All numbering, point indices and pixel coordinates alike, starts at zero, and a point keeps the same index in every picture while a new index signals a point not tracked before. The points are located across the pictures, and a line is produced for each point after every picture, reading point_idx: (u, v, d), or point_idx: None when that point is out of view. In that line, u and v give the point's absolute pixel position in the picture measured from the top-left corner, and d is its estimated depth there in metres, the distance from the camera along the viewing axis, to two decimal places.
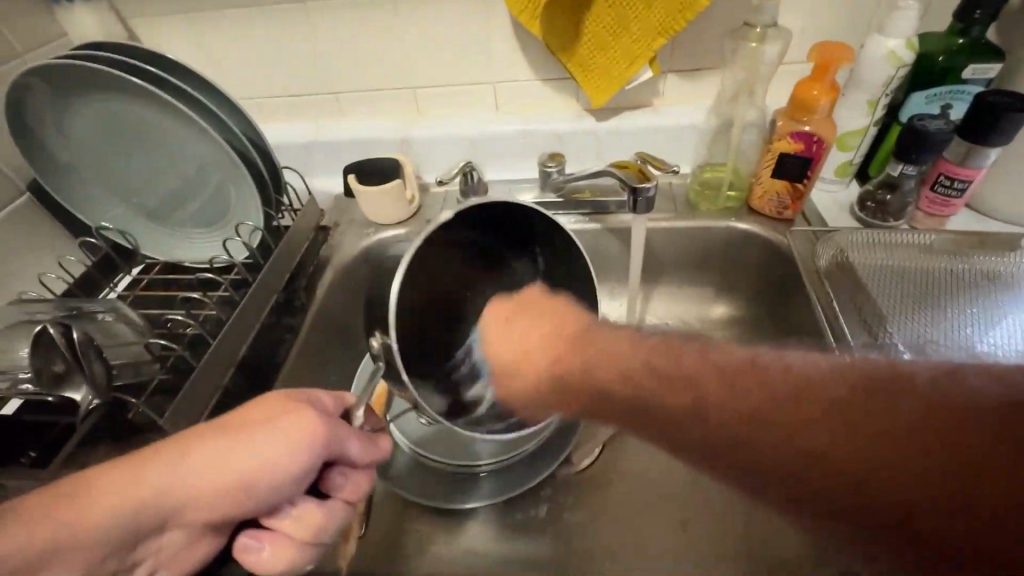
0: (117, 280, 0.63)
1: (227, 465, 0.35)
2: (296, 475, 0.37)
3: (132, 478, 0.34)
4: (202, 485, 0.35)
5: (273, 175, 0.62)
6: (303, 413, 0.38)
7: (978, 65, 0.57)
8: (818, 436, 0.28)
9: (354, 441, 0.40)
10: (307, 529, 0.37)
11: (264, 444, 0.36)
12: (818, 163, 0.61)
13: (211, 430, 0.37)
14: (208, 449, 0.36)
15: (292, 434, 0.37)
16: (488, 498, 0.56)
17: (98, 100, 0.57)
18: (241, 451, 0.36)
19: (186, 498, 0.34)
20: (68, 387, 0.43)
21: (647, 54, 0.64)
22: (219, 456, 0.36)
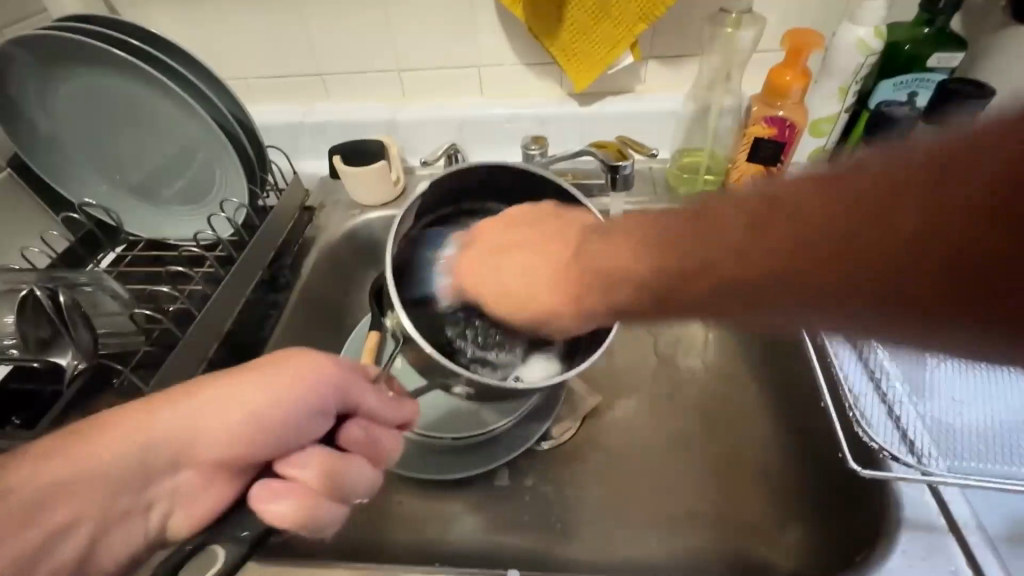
0: (100, 256, 0.63)
1: (211, 410, 0.37)
2: (303, 421, 0.38)
3: (151, 417, 0.36)
4: (211, 426, 0.36)
5: (257, 152, 0.62)
6: (312, 357, 0.40)
7: (942, 54, 0.60)
8: (849, 231, 0.26)
9: (374, 395, 0.42)
10: (324, 479, 0.37)
11: (250, 390, 0.37)
12: (790, 147, 0.64)
13: (220, 373, 0.38)
14: (217, 388, 0.37)
15: (276, 382, 0.38)
16: (474, 467, 0.57)
17: (82, 73, 0.57)
18: (225, 399, 0.37)
19: (193, 437, 0.36)
20: (57, 352, 0.44)
21: (628, 40, 0.65)
22: (205, 403, 0.37)
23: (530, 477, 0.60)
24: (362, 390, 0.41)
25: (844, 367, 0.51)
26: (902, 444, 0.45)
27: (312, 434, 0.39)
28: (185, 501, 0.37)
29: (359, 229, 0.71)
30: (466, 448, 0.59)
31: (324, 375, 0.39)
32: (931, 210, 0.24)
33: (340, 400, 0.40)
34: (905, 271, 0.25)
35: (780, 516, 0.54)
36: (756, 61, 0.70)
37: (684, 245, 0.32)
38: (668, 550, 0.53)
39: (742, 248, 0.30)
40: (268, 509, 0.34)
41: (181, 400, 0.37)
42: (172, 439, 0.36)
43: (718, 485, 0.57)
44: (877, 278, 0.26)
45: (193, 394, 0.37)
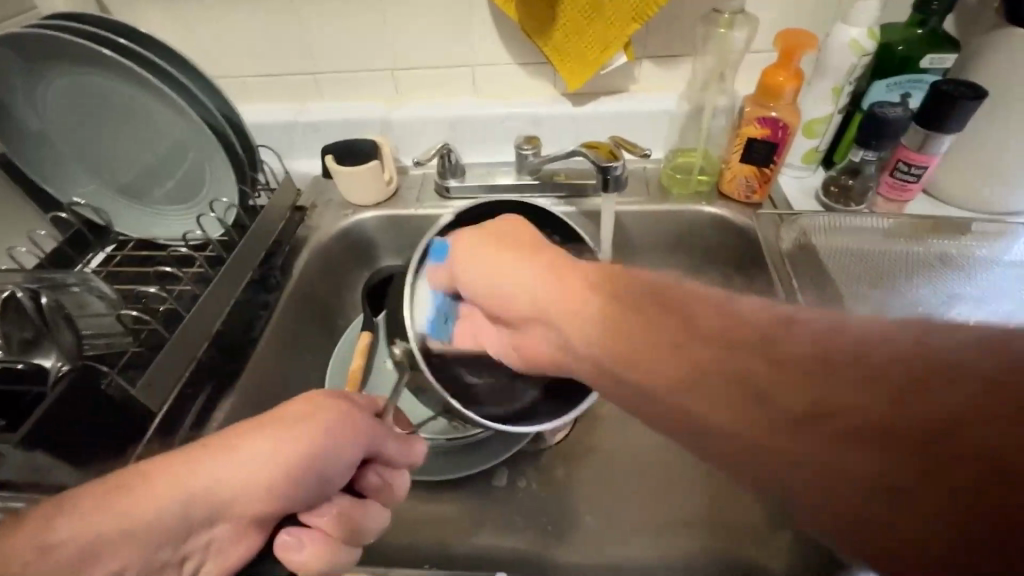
0: (90, 256, 0.63)
1: (214, 477, 0.35)
2: (336, 467, 0.38)
3: (190, 473, 0.35)
4: (248, 480, 0.35)
5: (247, 151, 0.62)
6: (319, 403, 0.39)
7: (935, 55, 0.60)
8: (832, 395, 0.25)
9: (393, 439, 0.42)
10: (343, 529, 0.38)
11: (260, 454, 0.36)
12: (784, 148, 0.63)
13: (249, 424, 0.38)
14: (249, 439, 0.37)
15: (283, 439, 0.37)
16: (472, 467, 0.58)
17: (69, 72, 0.56)
18: (228, 465, 0.35)
19: (230, 492, 0.35)
20: (40, 353, 0.44)
21: (621, 39, 0.65)
22: (208, 469, 0.35)
23: (522, 478, 0.59)
24: (384, 435, 0.41)
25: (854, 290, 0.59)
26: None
27: (339, 483, 0.39)
28: (221, 553, 0.35)
29: (352, 229, 0.71)
30: (461, 448, 0.60)
31: (354, 421, 0.40)
32: (918, 411, 0.23)
33: (368, 443, 0.40)
34: (868, 460, 0.24)
35: (772, 518, 0.54)
36: (750, 61, 0.70)
37: (652, 351, 0.31)
38: (661, 551, 0.53)
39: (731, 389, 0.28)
40: (292, 556, 0.36)
41: (213, 454, 0.36)
42: (207, 498, 0.35)
43: (710, 486, 0.57)
44: (834, 450, 0.25)
45: (225, 448, 0.36)
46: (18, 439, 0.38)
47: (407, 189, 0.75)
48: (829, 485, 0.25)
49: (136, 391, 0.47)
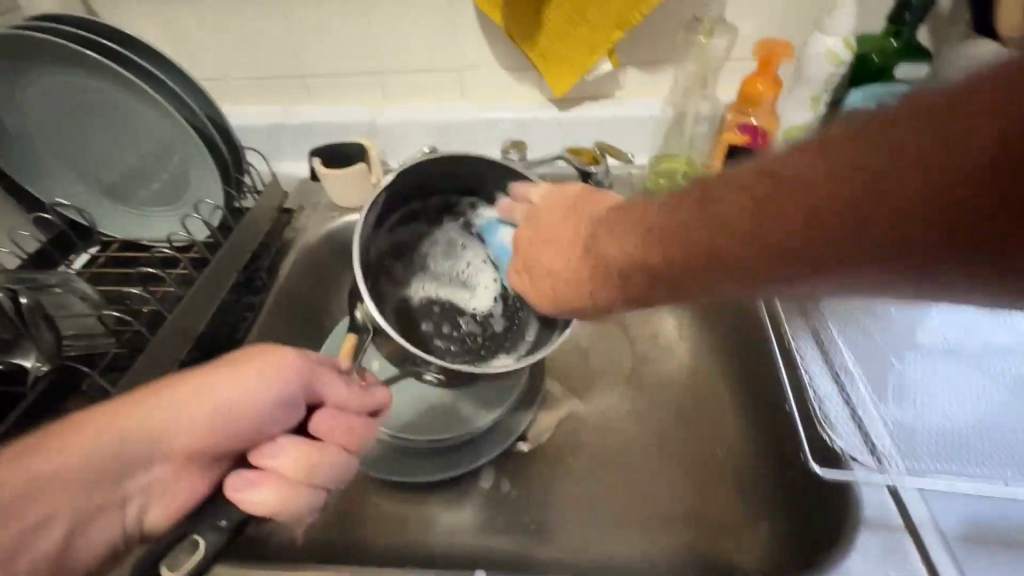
0: (73, 258, 0.63)
1: (154, 418, 0.37)
2: (278, 404, 0.39)
3: (132, 409, 0.37)
4: (186, 416, 0.37)
5: (234, 154, 0.62)
6: (266, 353, 0.40)
7: (909, 65, 0.62)
8: (838, 204, 0.28)
9: (335, 379, 0.42)
10: (303, 466, 0.37)
11: (195, 398, 0.38)
12: (763, 154, 0.65)
13: (191, 368, 0.39)
14: (189, 379, 0.38)
15: (219, 382, 0.38)
16: (451, 470, 0.58)
17: (53, 75, 0.56)
18: (169, 408, 0.37)
19: (170, 426, 0.37)
20: (19, 353, 0.44)
21: (604, 46, 0.66)
22: (149, 411, 0.37)
23: (505, 478, 0.60)
24: (326, 375, 0.42)
25: (805, 359, 0.54)
26: (865, 448, 0.46)
27: (284, 420, 0.40)
28: (172, 485, 0.38)
29: (338, 232, 0.71)
30: (442, 450, 0.59)
31: (294, 359, 0.40)
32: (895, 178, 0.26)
33: (311, 382, 0.41)
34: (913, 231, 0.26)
35: (751, 517, 0.54)
36: (731, 69, 0.71)
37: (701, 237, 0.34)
38: (640, 549, 0.54)
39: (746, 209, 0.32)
40: (248, 497, 0.35)
41: (155, 392, 0.38)
42: (147, 433, 0.37)
43: (690, 485, 0.58)
44: (828, 229, 0.28)
45: (167, 388, 0.38)
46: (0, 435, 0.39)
47: None
48: (828, 238, 0.28)
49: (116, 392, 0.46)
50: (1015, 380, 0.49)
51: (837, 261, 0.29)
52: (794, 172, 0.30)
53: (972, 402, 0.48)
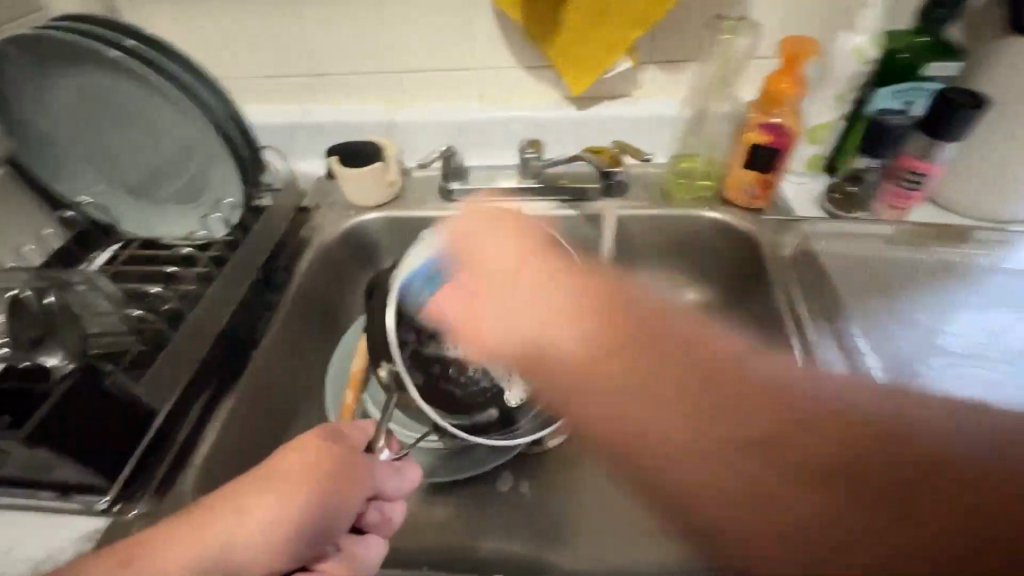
0: (94, 255, 0.63)
1: (207, 536, 0.35)
2: (336, 508, 0.38)
3: (191, 537, 0.35)
4: (246, 538, 0.35)
5: (253, 154, 0.62)
6: (314, 453, 0.39)
7: (938, 63, 0.60)
8: (818, 479, 0.31)
9: (381, 468, 0.42)
10: (349, 565, 0.39)
11: (248, 515, 0.36)
12: (786, 154, 0.63)
13: (239, 484, 0.38)
14: (243, 494, 0.37)
15: (274, 496, 0.37)
16: (468, 471, 0.58)
17: (77, 73, 0.57)
18: (223, 525, 0.35)
19: (230, 546, 0.35)
20: (45, 351, 0.45)
21: (624, 44, 0.65)
22: (197, 531, 0.35)
23: (521, 483, 0.59)
24: (376, 468, 0.42)
25: (821, 344, 0.55)
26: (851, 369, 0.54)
27: (341, 526, 0.39)
28: None
29: (355, 232, 0.71)
30: (459, 452, 0.60)
31: (349, 460, 0.40)
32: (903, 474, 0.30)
33: (364, 482, 0.40)
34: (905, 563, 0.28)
35: None
36: (752, 68, 0.70)
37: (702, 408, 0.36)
38: (658, 556, 0.53)
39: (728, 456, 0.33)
40: None
41: (208, 512, 0.36)
42: (208, 560, 0.34)
43: None
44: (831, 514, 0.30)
45: (226, 511, 0.36)
46: (23, 433, 0.39)
47: (410, 191, 0.75)
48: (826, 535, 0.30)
49: (139, 387, 0.47)
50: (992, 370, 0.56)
51: (789, 526, 0.30)
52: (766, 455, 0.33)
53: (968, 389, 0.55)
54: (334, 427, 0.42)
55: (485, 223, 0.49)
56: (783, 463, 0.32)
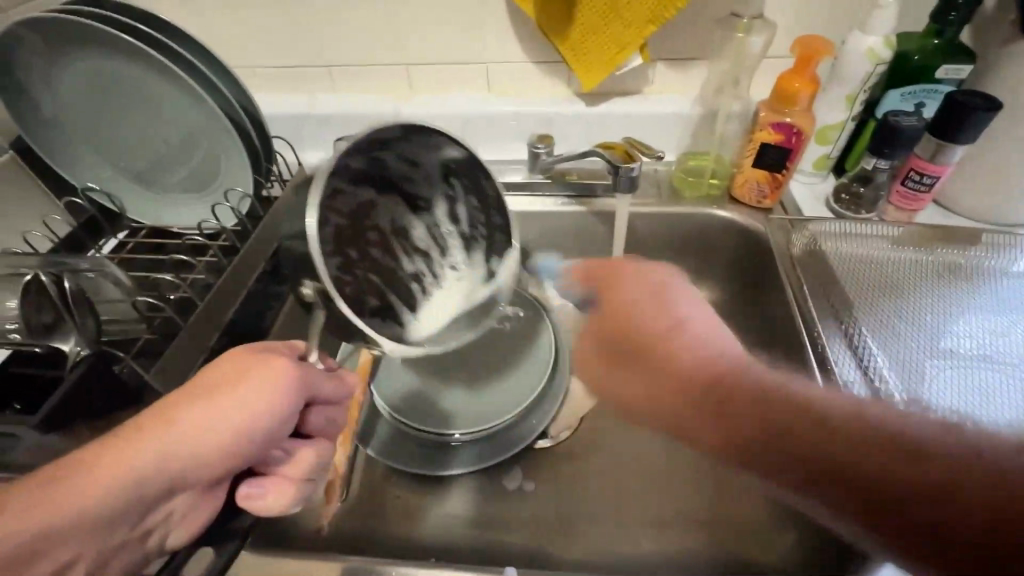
0: (103, 242, 0.63)
1: (133, 457, 0.34)
2: (277, 411, 0.38)
3: (113, 458, 0.33)
4: (191, 442, 0.35)
5: (263, 144, 0.62)
6: (253, 361, 0.39)
7: (951, 66, 0.60)
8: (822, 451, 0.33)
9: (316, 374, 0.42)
10: (301, 468, 0.40)
11: (180, 428, 0.35)
12: (796, 154, 0.64)
13: (167, 402, 0.37)
14: (164, 412, 0.36)
15: (211, 402, 0.37)
16: (430, 466, 0.58)
17: (88, 57, 0.57)
18: (144, 444, 0.34)
19: (166, 450, 0.35)
20: (58, 338, 0.44)
21: (637, 41, 0.65)
22: (119, 453, 0.34)
23: (524, 476, 0.60)
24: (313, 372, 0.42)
25: (836, 358, 0.55)
26: (864, 379, 0.53)
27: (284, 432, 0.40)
28: (184, 517, 0.36)
29: None
30: (436, 444, 0.59)
31: (290, 368, 0.40)
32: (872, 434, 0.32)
33: (306, 390, 0.40)
34: (827, 493, 0.33)
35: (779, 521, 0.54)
36: (764, 67, 0.70)
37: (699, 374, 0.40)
38: (664, 548, 0.54)
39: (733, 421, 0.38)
40: (258, 503, 0.38)
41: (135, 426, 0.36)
42: (151, 476, 0.34)
43: (714, 484, 0.58)
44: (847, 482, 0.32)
45: (157, 429, 0.35)
46: (37, 419, 0.38)
47: None
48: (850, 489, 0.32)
49: (149, 377, 0.48)
50: (1001, 364, 0.53)
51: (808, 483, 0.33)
52: (773, 420, 0.36)
53: (993, 404, 0.51)
54: (266, 342, 0.43)
55: (645, 296, 0.46)
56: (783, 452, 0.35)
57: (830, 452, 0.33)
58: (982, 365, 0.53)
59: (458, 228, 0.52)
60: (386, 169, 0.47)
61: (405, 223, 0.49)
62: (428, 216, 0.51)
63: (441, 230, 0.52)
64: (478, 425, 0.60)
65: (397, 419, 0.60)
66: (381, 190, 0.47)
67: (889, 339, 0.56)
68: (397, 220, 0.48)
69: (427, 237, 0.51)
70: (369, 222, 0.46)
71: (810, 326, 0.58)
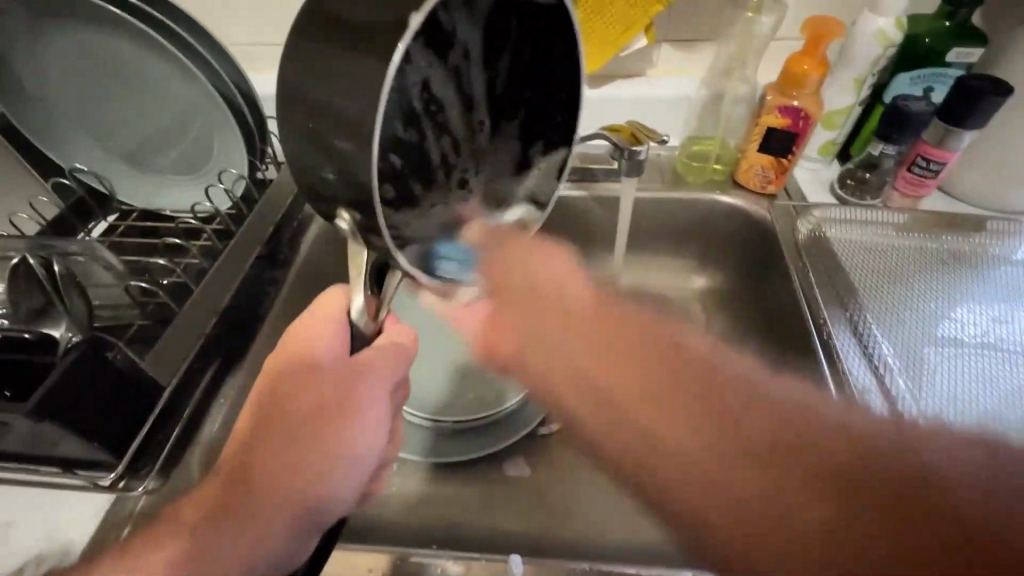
0: (93, 226, 0.61)
1: (239, 524, 0.37)
2: (357, 438, 0.39)
3: (212, 527, 0.37)
4: (285, 494, 0.37)
5: (258, 123, 0.60)
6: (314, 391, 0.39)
7: (960, 49, 0.59)
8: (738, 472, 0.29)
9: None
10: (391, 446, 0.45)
11: (268, 484, 0.37)
12: (803, 138, 0.63)
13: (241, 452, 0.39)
14: (247, 469, 0.38)
15: (285, 456, 0.38)
16: (472, 452, 0.59)
17: (73, 32, 0.54)
18: (242, 508, 0.37)
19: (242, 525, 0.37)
20: (47, 323, 0.43)
21: (643, 21, 0.63)
22: (225, 522, 0.37)
23: (526, 464, 0.59)
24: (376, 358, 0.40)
25: (841, 348, 0.54)
26: (870, 372, 0.52)
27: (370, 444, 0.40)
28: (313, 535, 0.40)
29: None
30: (474, 431, 0.61)
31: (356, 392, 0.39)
32: (809, 457, 0.28)
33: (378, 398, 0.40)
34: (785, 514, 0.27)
35: None
36: (773, 48, 0.68)
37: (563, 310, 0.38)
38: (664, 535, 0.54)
39: (621, 409, 0.33)
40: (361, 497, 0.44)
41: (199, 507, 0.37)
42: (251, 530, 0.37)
43: None
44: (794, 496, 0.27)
45: (240, 489, 0.38)
46: (30, 407, 0.38)
47: None
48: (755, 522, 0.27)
49: (144, 364, 0.46)
50: (1003, 354, 0.53)
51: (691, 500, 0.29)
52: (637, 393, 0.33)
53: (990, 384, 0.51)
54: (303, 340, 0.40)
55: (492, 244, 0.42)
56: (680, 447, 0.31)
57: (720, 466, 0.29)
58: (982, 354, 0.53)
59: (492, 85, 0.39)
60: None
61: (438, 82, 0.36)
62: (460, 54, 0.36)
63: (470, 83, 0.38)
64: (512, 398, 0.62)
65: (431, 417, 0.61)
66: (420, 37, 0.32)
67: (895, 329, 0.56)
68: (426, 72, 0.34)
69: (455, 94, 0.37)
70: (399, 81, 0.32)
71: (817, 316, 0.57)
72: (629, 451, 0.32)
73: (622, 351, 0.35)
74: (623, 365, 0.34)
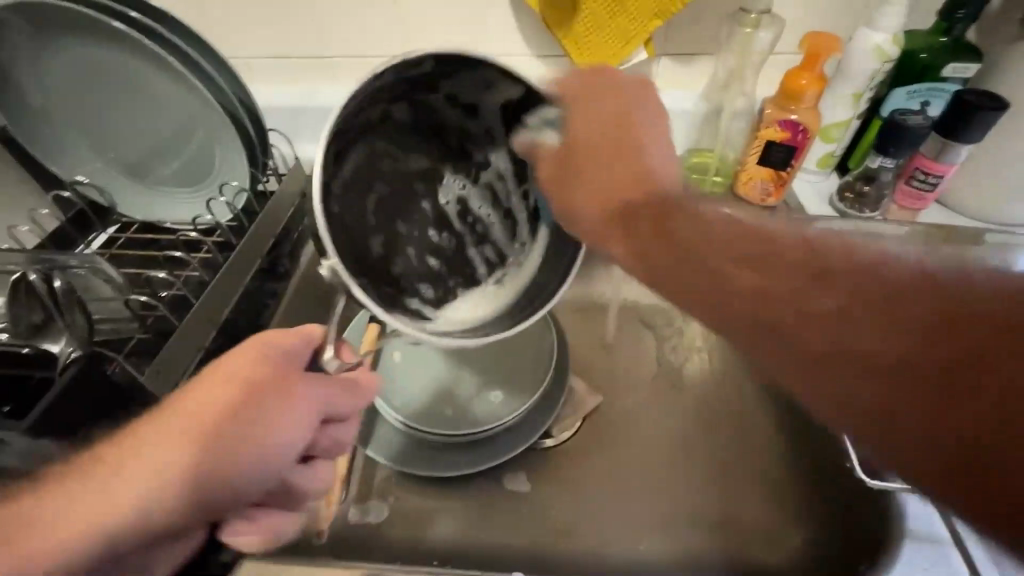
0: (92, 237, 0.61)
1: (115, 497, 0.36)
2: (276, 451, 0.39)
3: (94, 493, 0.35)
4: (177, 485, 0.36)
5: (260, 135, 0.60)
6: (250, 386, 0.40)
7: (956, 64, 0.60)
8: (843, 355, 0.34)
9: (328, 386, 0.42)
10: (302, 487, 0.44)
11: (166, 463, 0.36)
12: (802, 152, 0.64)
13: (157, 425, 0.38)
14: (155, 443, 0.37)
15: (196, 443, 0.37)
16: (463, 468, 0.56)
17: (75, 45, 0.54)
18: (128, 483, 0.36)
19: (168, 501, 0.36)
20: (48, 339, 0.43)
21: (643, 35, 0.64)
22: (103, 492, 0.35)
23: (525, 479, 0.58)
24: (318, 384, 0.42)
25: None
26: None
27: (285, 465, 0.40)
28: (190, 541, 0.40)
29: None
30: (466, 446, 0.58)
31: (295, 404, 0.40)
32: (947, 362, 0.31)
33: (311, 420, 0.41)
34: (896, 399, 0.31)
35: (781, 521, 0.55)
36: (771, 62, 0.69)
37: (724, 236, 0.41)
38: (665, 550, 0.53)
39: (755, 300, 0.38)
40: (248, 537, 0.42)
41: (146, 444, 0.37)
42: (130, 509, 0.36)
43: (717, 485, 0.58)
44: (898, 376, 0.32)
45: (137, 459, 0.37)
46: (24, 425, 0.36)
47: None
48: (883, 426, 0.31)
49: (144, 378, 0.46)
50: None
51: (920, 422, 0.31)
52: (769, 284, 0.39)
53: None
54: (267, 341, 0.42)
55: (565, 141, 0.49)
56: (797, 339, 0.36)
57: (840, 364, 0.34)
58: None
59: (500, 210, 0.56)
60: (446, 126, 0.54)
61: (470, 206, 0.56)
62: (491, 176, 0.56)
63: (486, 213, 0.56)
64: (512, 410, 0.59)
65: (410, 424, 0.57)
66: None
67: None
68: (462, 193, 0.56)
69: (492, 211, 0.57)
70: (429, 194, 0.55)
71: None
72: (842, 377, 0.34)
73: (741, 257, 0.40)
74: (751, 263, 0.39)
